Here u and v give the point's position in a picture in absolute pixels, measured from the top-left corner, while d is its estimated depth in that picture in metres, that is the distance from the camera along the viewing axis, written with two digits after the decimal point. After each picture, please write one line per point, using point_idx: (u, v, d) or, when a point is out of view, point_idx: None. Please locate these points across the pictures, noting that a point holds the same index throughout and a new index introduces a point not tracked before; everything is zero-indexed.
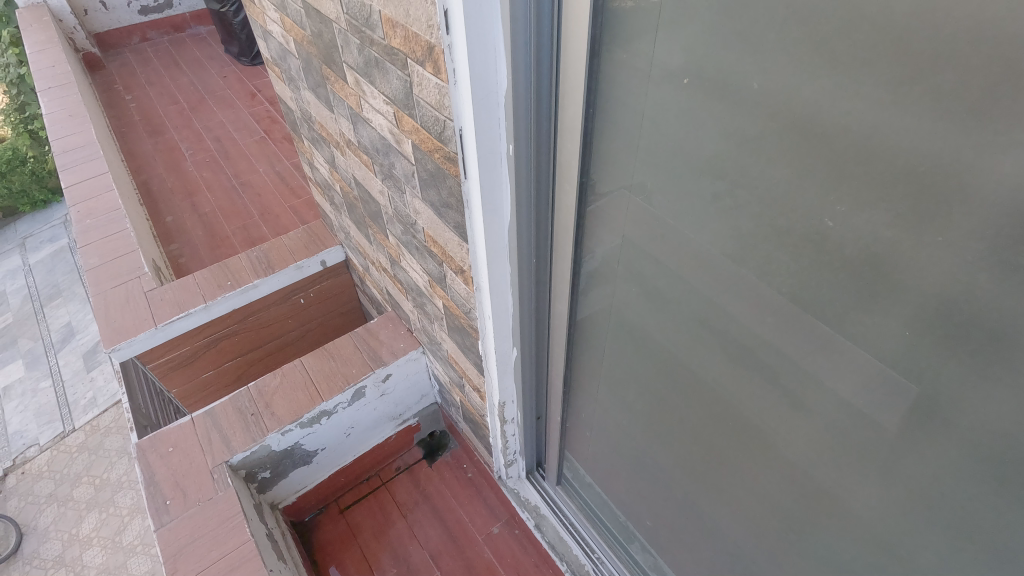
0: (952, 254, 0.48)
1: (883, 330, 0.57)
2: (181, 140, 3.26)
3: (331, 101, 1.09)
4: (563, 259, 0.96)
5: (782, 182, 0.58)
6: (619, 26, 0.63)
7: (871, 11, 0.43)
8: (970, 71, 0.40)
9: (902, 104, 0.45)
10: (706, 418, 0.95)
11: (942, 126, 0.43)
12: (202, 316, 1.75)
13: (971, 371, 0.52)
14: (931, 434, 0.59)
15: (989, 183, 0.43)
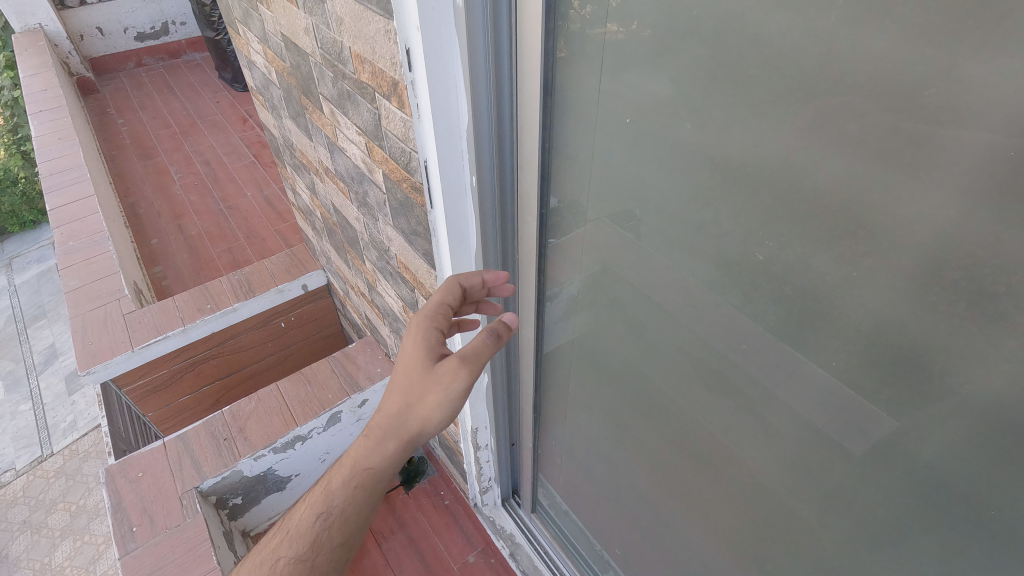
0: (889, 277, 0.51)
1: (840, 351, 0.59)
2: (171, 163, 3.28)
3: (310, 129, 1.11)
4: (529, 286, 0.99)
5: (737, 207, 0.61)
6: (588, 64, 0.65)
7: (803, 52, 0.47)
8: (891, 107, 0.44)
9: (836, 136, 0.48)
10: (677, 440, 0.95)
11: (871, 157, 0.47)
12: (180, 340, 1.74)
13: (915, 388, 0.54)
14: (885, 452, 0.61)
15: (915, 209, 0.46)
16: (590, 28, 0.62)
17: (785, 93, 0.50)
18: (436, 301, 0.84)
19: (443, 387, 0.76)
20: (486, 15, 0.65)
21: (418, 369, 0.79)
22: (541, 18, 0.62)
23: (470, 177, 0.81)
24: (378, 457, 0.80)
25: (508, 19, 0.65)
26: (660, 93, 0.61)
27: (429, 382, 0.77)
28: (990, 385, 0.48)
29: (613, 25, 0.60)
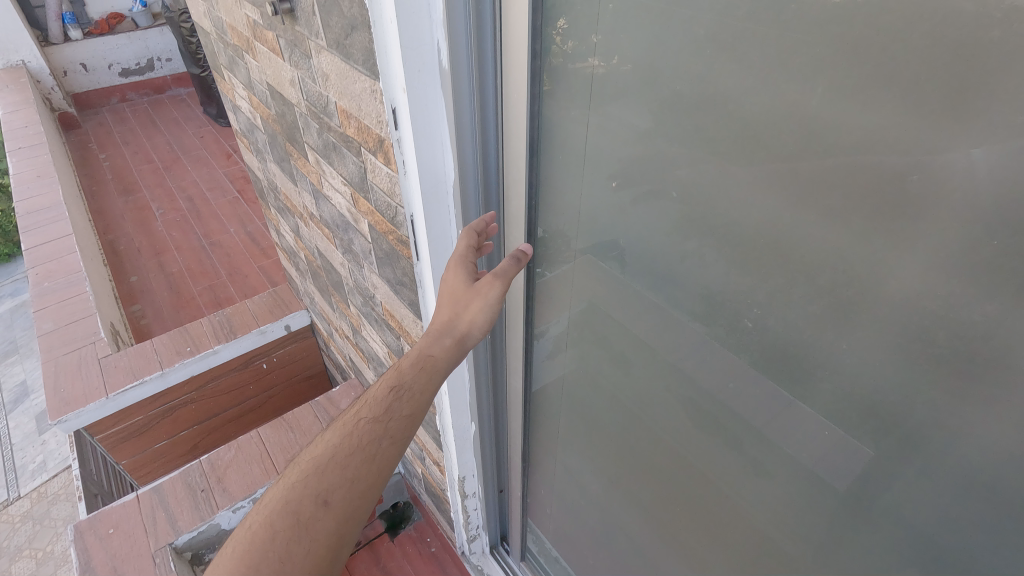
0: (880, 333, 0.51)
1: (833, 405, 0.59)
2: (152, 199, 3.25)
3: (295, 175, 1.11)
4: (517, 333, 1.01)
5: (727, 260, 0.61)
6: (573, 99, 0.65)
7: (789, 119, 0.48)
8: (877, 169, 0.45)
9: (824, 198, 0.49)
10: (671, 486, 0.94)
11: (859, 216, 0.48)
12: (158, 384, 1.69)
13: (911, 442, 0.54)
14: (883, 505, 0.60)
15: (904, 268, 0.47)
16: (572, 62, 0.63)
17: (772, 152, 0.51)
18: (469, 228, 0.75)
19: (488, 294, 0.71)
20: (472, 78, 0.67)
21: (461, 279, 0.73)
22: (527, 83, 0.65)
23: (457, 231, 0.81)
24: (442, 341, 0.73)
25: (494, 84, 0.68)
26: (644, 138, 0.61)
27: (474, 289, 0.71)
28: (982, 442, 0.48)
29: (595, 58, 0.61)
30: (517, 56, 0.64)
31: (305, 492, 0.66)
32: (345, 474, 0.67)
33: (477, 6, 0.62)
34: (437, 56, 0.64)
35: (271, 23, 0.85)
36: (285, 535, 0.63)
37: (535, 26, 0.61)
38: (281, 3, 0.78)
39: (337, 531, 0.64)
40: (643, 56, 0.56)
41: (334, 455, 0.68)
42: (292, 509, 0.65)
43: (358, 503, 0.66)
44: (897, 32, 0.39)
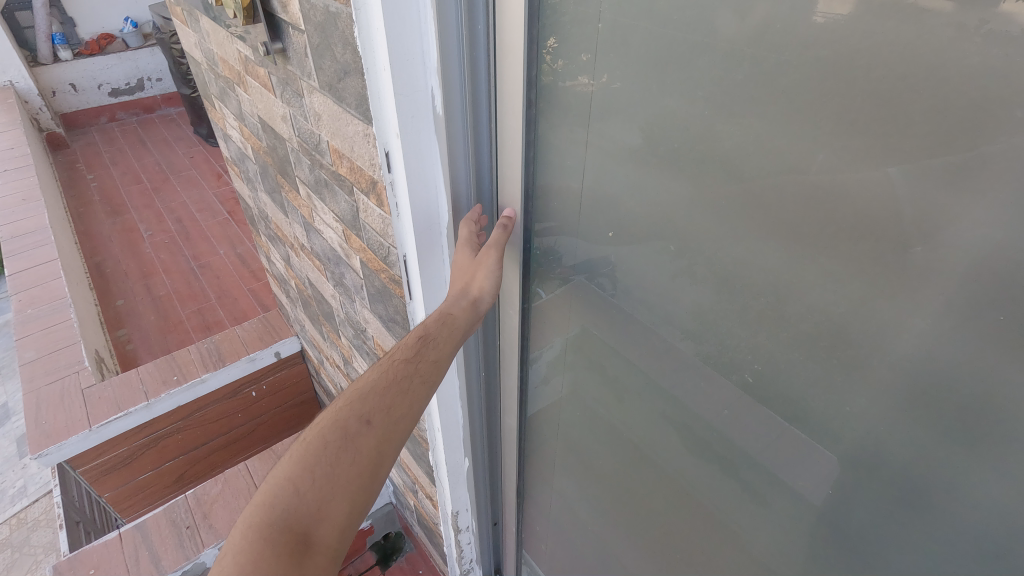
0: (875, 379, 0.51)
1: (837, 453, 0.59)
2: (140, 221, 3.22)
3: (286, 207, 1.10)
4: (511, 353, 1.00)
5: (723, 302, 0.62)
6: (568, 119, 0.65)
7: (782, 168, 0.49)
8: (868, 220, 0.45)
9: (818, 246, 0.50)
10: (668, 521, 0.93)
11: (854, 266, 0.48)
12: (143, 415, 1.66)
13: (910, 486, 0.54)
14: (884, 548, 0.60)
15: (899, 316, 0.47)
16: (562, 81, 0.63)
17: (775, 203, 0.51)
18: (467, 217, 0.74)
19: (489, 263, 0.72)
20: (466, 123, 0.68)
21: (461, 255, 0.73)
22: (521, 130, 0.67)
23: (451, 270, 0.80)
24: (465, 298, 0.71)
25: (488, 128, 0.70)
26: (633, 155, 0.61)
27: (477, 259, 0.72)
28: (988, 497, 0.48)
29: (584, 76, 0.61)
30: (512, 103, 0.65)
31: (347, 411, 0.60)
32: (387, 398, 0.62)
33: (471, 54, 0.63)
34: (432, 102, 0.64)
35: (263, 61, 0.85)
36: (329, 450, 0.57)
37: (530, 77, 0.63)
38: (273, 43, 0.78)
39: (381, 453, 0.58)
40: (644, 103, 0.57)
41: (372, 382, 0.63)
42: (334, 427, 0.58)
43: (400, 427, 0.61)
44: (899, 92, 0.40)
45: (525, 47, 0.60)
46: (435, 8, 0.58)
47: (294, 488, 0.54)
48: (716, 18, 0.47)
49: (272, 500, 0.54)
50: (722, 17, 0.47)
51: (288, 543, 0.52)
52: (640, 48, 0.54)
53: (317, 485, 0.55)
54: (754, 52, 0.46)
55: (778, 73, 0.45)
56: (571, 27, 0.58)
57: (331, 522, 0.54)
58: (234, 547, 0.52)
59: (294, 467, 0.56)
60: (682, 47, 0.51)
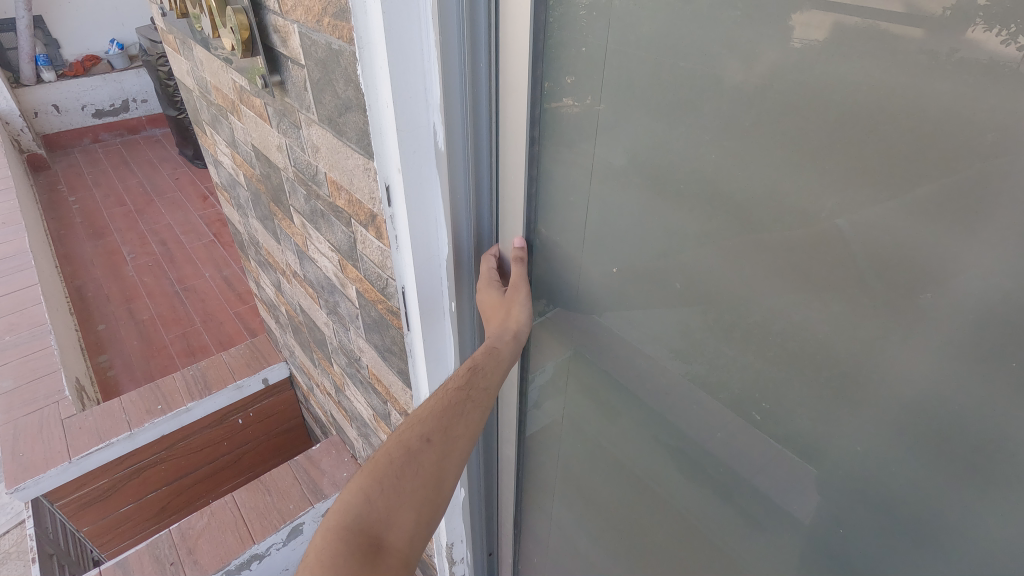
0: (878, 418, 0.51)
1: (844, 492, 0.58)
2: (124, 243, 3.18)
3: (278, 234, 1.09)
4: (509, 380, 1.00)
5: (723, 339, 0.62)
6: (559, 141, 0.66)
7: (782, 211, 0.50)
8: (869, 264, 0.46)
9: (819, 287, 0.50)
10: (669, 554, 0.91)
11: (856, 307, 0.48)
12: (125, 446, 1.61)
13: (917, 526, 0.53)
14: None
15: (904, 357, 0.47)
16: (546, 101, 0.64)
17: (763, 227, 0.52)
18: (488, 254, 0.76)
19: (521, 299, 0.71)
20: (465, 157, 0.69)
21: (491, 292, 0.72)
22: (524, 165, 0.68)
23: (450, 302, 0.79)
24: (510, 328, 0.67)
25: (490, 164, 0.71)
26: (622, 175, 0.62)
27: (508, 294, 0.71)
28: (1000, 542, 0.47)
29: (569, 98, 0.62)
30: (512, 137, 0.67)
31: (407, 432, 0.58)
32: (444, 418, 0.59)
33: (473, 91, 0.64)
34: (433, 137, 0.65)
35: (259, 92, 0.86)
36: (392, 469, 0.55)
37: (533, 116, 0.65)
38: (271, 75, 0.78)
39: (443, 469, 0.56)
40: (644, 139, 0.57)
41: (429, 405, 0.61)
42: (396, 444, 0.57)
43: (460, 445, 0.59)
44: (897, 141, 0.41)
45: (530, 87, 0.62)
46: (439, 45, 0.59)
47: (360, 505, 0.54)
48: (703, 42, 0.48)
49: (344, 510, 0.54)
50: (717, 47, 0.47)
51: (358, 559, 0.51)
52: (628, 73, 0.55)
53: (384, 496, 0.54)
54: (741, 76, 0.47)
55: (761, 97, 0.46)
56: (572, 54, 0.58)
57: (400, 531, 0.54)
58: (311, 555, 0.52)
59: (362, 479, 0.55)
60: (669, 72, 0.52)
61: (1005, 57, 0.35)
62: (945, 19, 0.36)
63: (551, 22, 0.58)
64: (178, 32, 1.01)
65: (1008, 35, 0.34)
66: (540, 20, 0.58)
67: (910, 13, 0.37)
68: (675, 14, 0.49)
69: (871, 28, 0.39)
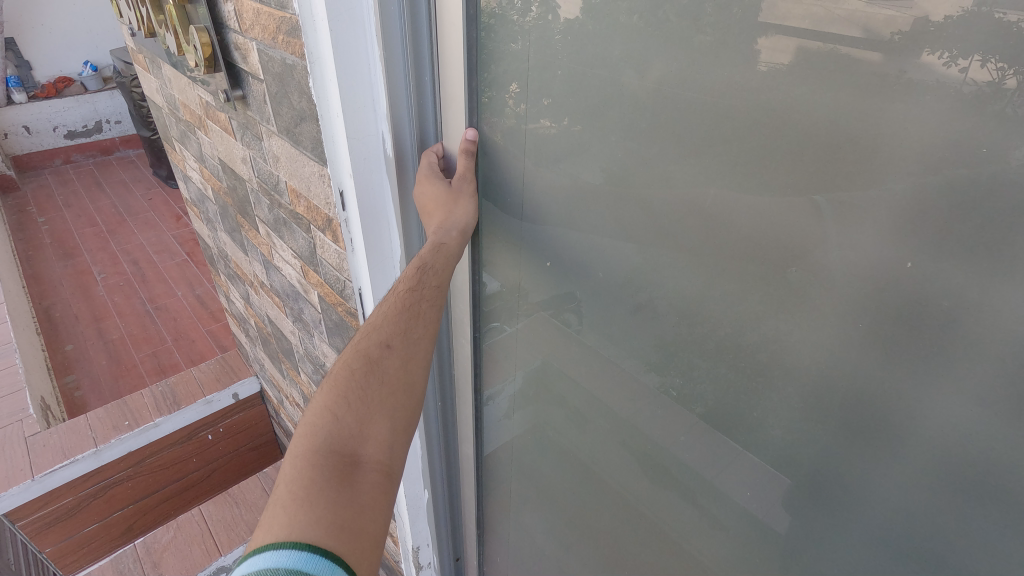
0: (776, 381, 0.58)
1: (760, 454, 0.63)
2: (94, 263, 3.14)
3: (245, 245, 1.12)
4: (465, 386, 1.05)
5: (649, 320, 0.68)
6: (514, 152, 0.71)
7: (682, 200, 0.57)
8: (750, 241, 0.53)
9: (718, 270, 0.57)
10: (623, 537, 0.95)
11: (749, 281, 0.55)
12: (91, 462, 1.59)
13: (818, 480, 0.59)
14: (810, 542, 0.63)
15: (790, 321, 0.54)
16: (525, 123, 0.67)
17: (731, 238, 0.55)
18: (429, 149, 0.72)
19: (466, 199, 0.71)
20: (414, 166, 0.74)
21: (437, 183, 0.69)
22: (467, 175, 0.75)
23: None
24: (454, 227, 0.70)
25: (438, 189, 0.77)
26: (595, 193, 0.65)
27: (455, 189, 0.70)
28: (888, 486, 0.53)
29: (547, 119, 0.65)
30: (452, 144, 0.72)
31: (366, 341, 0.63)
32: (401, 322, 0.63)
33: (419, 102, 0.69)
34: (382, 145, 0.70)
35: (224, 107, 0.89)
36: (357, 376, 0.60)
37: (471, 123, 0.70)
38: (233, 91, 0.82)
39: (407, 370, 0.61)
40: (569, 138, 0.64)
41: (384, 312, 0.65)
42: (356, 357, 0.61)
43: (420, 346, 0.63)
44: (758, 136, 0.48)
45: (467, 96, 0.67)
46: (384, 60, 0.64)
47: (331, 421, 0.57)
48: (607, 52, 0.56)
49: (315, 430, 0.57)
50: (618, 59, 0.55)
51: (336, 471, 0.54)
52: (603, 92, 0.58)
53: (353, 409, 0.58)
54: (639, 82, 0.55)
55: (726, 118, 0.50)
56: (506, 62, 0.64)
57: (375, 440, 0.57)
58: (286, 477, 0.54)
59: (329, 397, 0.59)
60: (643, 95, 0.55)
61: (948, 78, 0.38)
62: (896, 42, 0.39)
63: (483, 38, 0.64)
64: (149, 51, 1.04)
65: (949, 58, 0.37)
66: (473, 36, 0.64)
67: (866, 36, 0.40)
68: (647, 39, 0.52)
69: (832, 52, 0.42)
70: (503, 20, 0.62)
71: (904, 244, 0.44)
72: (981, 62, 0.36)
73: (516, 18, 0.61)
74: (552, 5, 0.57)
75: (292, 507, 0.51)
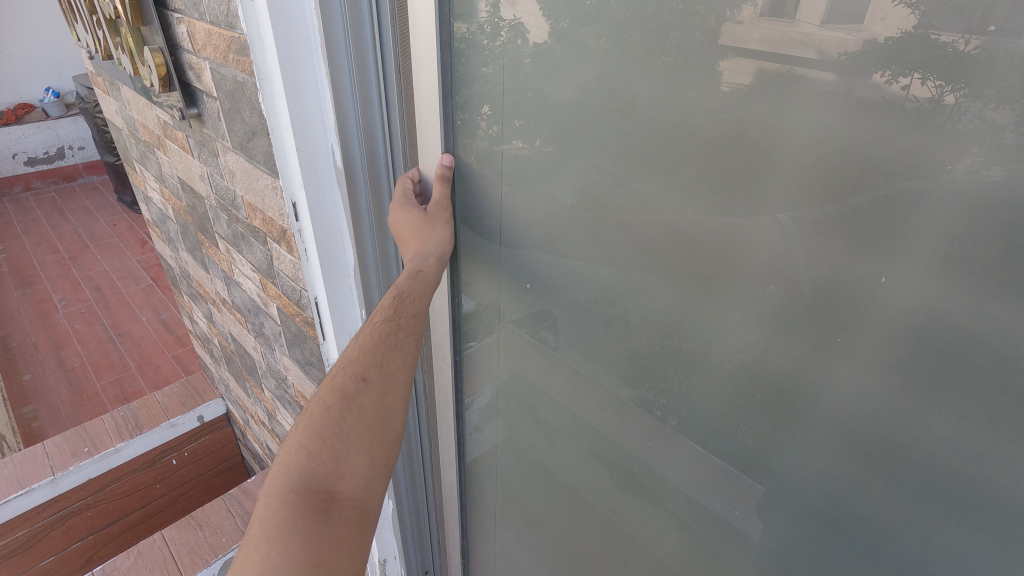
0: (710, 365, 0.61)
1: (703, 437, 0.67)
2: (54, 291, 3.06)
3: (206, 263, 1.12)
4: (447, 407, 1.05)
5: (599, 317, 0.72)
6: (492, 174, 0.73)
7: (621, 201, 0.61)
8: (684, 236, 0.57)
9: (656, 266, 0.62)
10: (586, 533, 0.97)
11: (684, 272, 0.59)
12: (48, 491, 1.54)
13: (754, 457, 0.62)
14: (754, 519, 0.67)
15: (721, 309, 0.57)
16: (496, 144, 0.69)
17: (674, 239, 0.58)
18: (405, 176, 0.74)
19: (442, 225, 0.73)
20: (366, 177, 0.76)
21: (412, 213, 0.71)
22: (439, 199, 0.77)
23: (360, 309, 0.86)
24: (430, 255, 0.72)
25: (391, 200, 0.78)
26: (558, 208, 0.68)
27: (430, 216, 0.72)
28: (817, 457, 0.56)
29: (519, 140, 0.67)
30: (429, 169, 0.74)
31: (342, 376, 0.64)
32: (377, 356, 0.65)
33: (366, 117, 0.71)
34: (331, 157, 0.73)
35: (180, 125, 0.91)
36: (332, 412, 0.61)
37: (447, 149, 0.72)
38: (188, 109, 0.85)
39: (385, 403, 0.62)
40: (517, 148, 0.68)
41: (360, 345, 0.67)
42: (333, 393, 0.62)
43: (397, 378, 0.65)
44: (685, 139, 0.52)
45: (442, 121, 0.69)
46: (329, 76, 0.67)
47: (305, 459, 0.58)
48: (551, 65, 0.59)
49: (289, 469, 0.57)
50: (562, 70, 0.59)
51: (312, 511, 0.54)
52: (563, 110, 0.61)
53: (329, 446, 0.59)
54: (582, 93, 0.58)
55: (684, 135, 0.52)
56: (477, 86, 0.66)
57: (351, 476, 0.58)
58: (260, 518, 0.54)
59: (304, 434, 0.60)
60: (584, 102, 0.59)
61: (893, 95, 0.40)
62: (844, 63, 0.41)
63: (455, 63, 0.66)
64: (106, 73, 1.05)
65: (890, 75, 0.40)
66: (447, 61, 0.66)
67: (820, 58, 0.42)
68: (609, 62, 0.55)
69: (790, 73, 0.44)
70: (472, 44, 0.64)
71: (811, 231, 0.48)
72: (921, 80, 0.38)
73: (485, 43, 0.63)
74: (521, 30, 0.60)
75: (266, 548, 0.51)
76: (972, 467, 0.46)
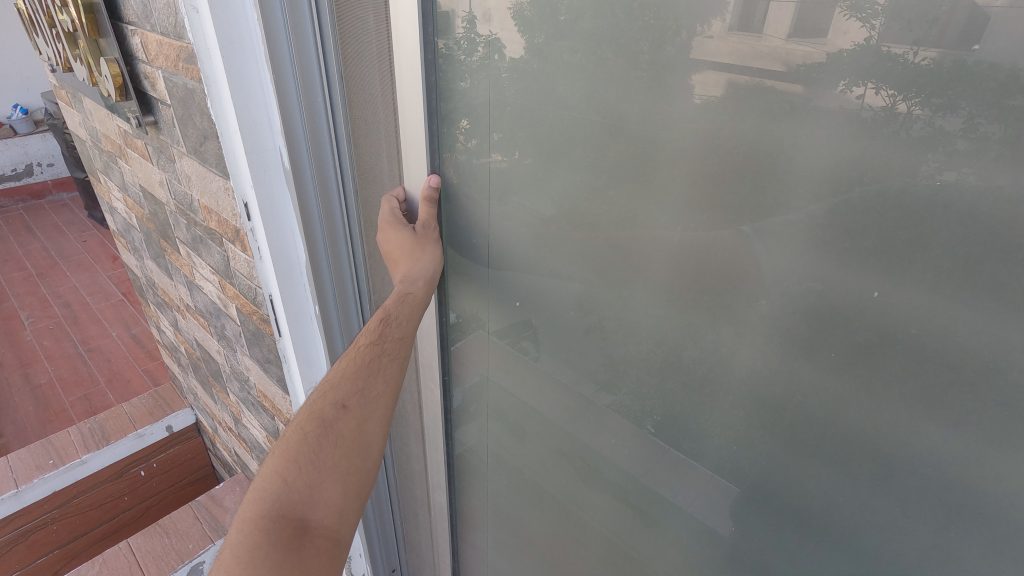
0: (647, 345, 0.66)
1: (643, 416, 0.71)
2: (21, 308, 3.01)
3: (169, 270, 1.14)
4: (435, 424, 1.05)
5: (548, 307, 0.76)
6: (476, 190, 0.74)
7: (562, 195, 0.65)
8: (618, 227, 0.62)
9: (596, 257, 0.66)
10: (545, 521, 1.00)
11: (618, 259, 0.64)
12: (11, 505, 1.53)
13: (687, 430, 0.67)
14: (689, 491, 0.71)
15: (652, 293, 0.62)
16: (475, 158, 0.71)
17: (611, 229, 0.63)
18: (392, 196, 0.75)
19: (431, 246, 0.75)
20: (315, 178, 0.80)
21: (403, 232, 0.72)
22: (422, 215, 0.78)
23: (314, 306, 0.89)
24: (420, 277, 0.74)
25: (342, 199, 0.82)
26: (504, 206, 0.72)
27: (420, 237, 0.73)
28: (738, 425, 0.61)
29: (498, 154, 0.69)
30: (414, 188, 0.75)
31: (323, 403, 0.66)
32: (359, 384, 0.67)
33: (314, 122, 0.75)
34: (279, 158, 0.77)
35: (139, 133, 0.94)
36: (310, 439, 0.63)
37: (433, 169, 0.72)
38: (145, 117, 0.88)
39: (362, 432, 0.65)
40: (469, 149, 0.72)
41: (342, 370, 0.69)
42: (312, 420, 0.65)
43: (377, 407, 0.67)
44: (615, 138, 0.57)
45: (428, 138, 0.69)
46: (274, 83, 0.71)
47: (280, 486, 0.60)
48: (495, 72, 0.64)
49: (263, 495, 0.60)
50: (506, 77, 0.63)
51: (284, 537, 0.57)
52: (505, 113, 0.65)
53: (304, 474, 0.61)
54: (525, 98, 0.63)
55: (613, 134, 0.57)
56: (458, 102, 0.68)
57: (325, 504, 0.60)
58: (232, 542, 0.57)
59: (281, 460, 0.62)
60: (526, 106, 0.63)
61: (852, 104, 0.42)
62: (809, 75, 0.43)
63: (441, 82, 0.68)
64: (69, 85, 1.07)
65: (849, 86, 0.42)
66: (433, 80, 0.67)
67: (787, 70, 0.44)
68: (546, 69, 0.59)
69: (761, 85, 0.46)
70: (451, 59, 0.66)
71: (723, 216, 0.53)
72: (875, 89, 0.41)
73: (461, 58, 0.65)
74: (497, 45, 0.62)
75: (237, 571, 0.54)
76: (866, 422, 0.50)
